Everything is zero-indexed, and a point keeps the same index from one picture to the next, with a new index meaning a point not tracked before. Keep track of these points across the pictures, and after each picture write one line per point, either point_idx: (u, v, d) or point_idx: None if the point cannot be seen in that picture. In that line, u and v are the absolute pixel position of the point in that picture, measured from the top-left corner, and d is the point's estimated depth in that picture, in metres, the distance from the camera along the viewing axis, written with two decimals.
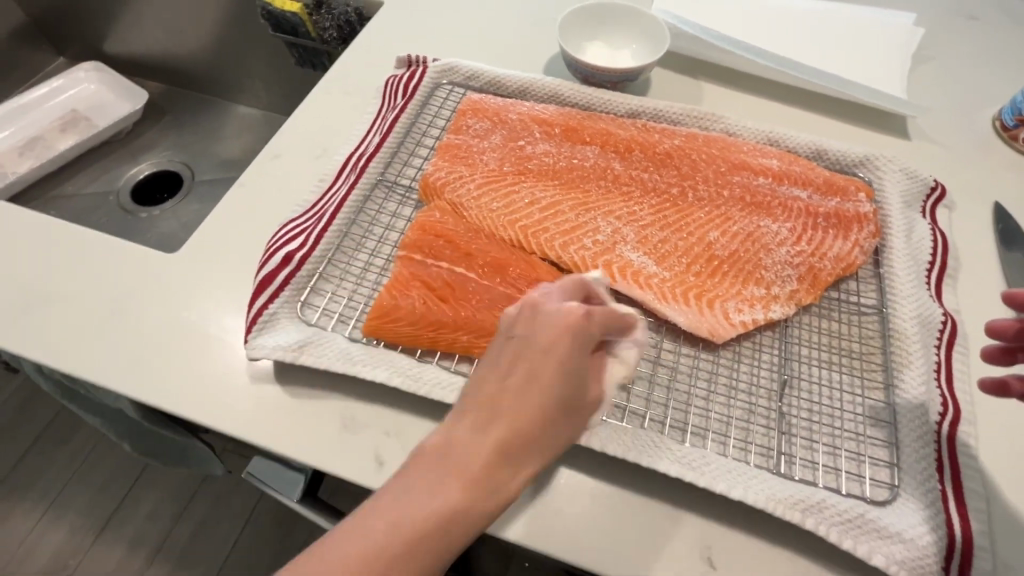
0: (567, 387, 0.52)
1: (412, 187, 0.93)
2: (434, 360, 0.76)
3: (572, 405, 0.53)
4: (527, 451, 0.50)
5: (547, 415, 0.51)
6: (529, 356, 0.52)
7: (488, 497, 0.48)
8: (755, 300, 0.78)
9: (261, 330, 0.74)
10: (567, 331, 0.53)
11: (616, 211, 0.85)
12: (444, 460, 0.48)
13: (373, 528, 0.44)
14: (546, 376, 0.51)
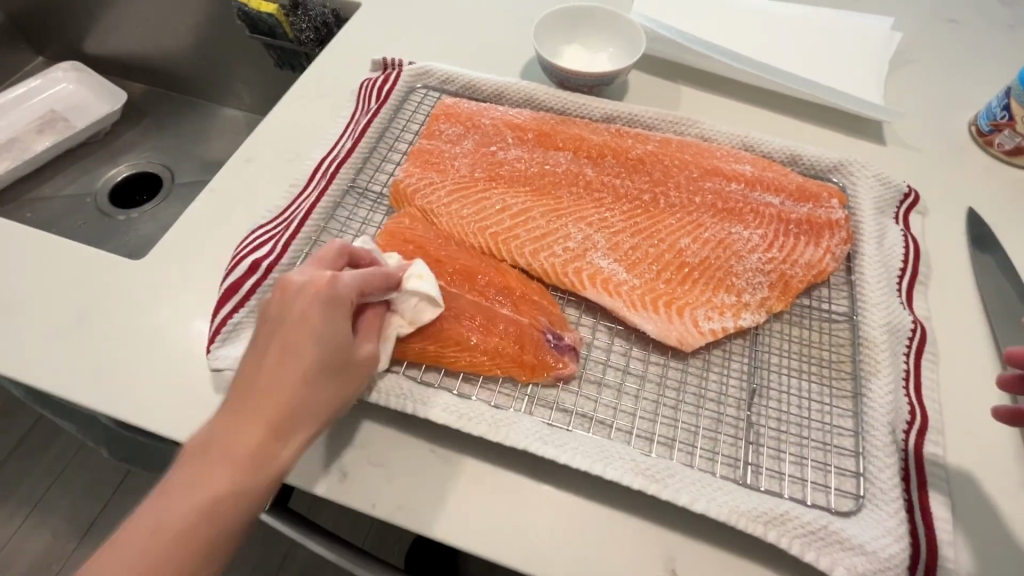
0: (322, 355, 0.58)
1: (383, 193, 0.91)
2: (400, 369, 0.75)
3: (345, 367, 0.61)
4: (305, 421, 0.56)
5: (323, 387, 0.58)
6: (283, 336, 0.57)
7: (258, 474, 0.53)
8: (725, 308, 0.78)
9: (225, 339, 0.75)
10: (319, 304, 0.59)
11: (587, 217, 0.85)
12: (216, 452, 0.52)
13: (167, 517, 0.49)
14: (295, 353, 0.56)
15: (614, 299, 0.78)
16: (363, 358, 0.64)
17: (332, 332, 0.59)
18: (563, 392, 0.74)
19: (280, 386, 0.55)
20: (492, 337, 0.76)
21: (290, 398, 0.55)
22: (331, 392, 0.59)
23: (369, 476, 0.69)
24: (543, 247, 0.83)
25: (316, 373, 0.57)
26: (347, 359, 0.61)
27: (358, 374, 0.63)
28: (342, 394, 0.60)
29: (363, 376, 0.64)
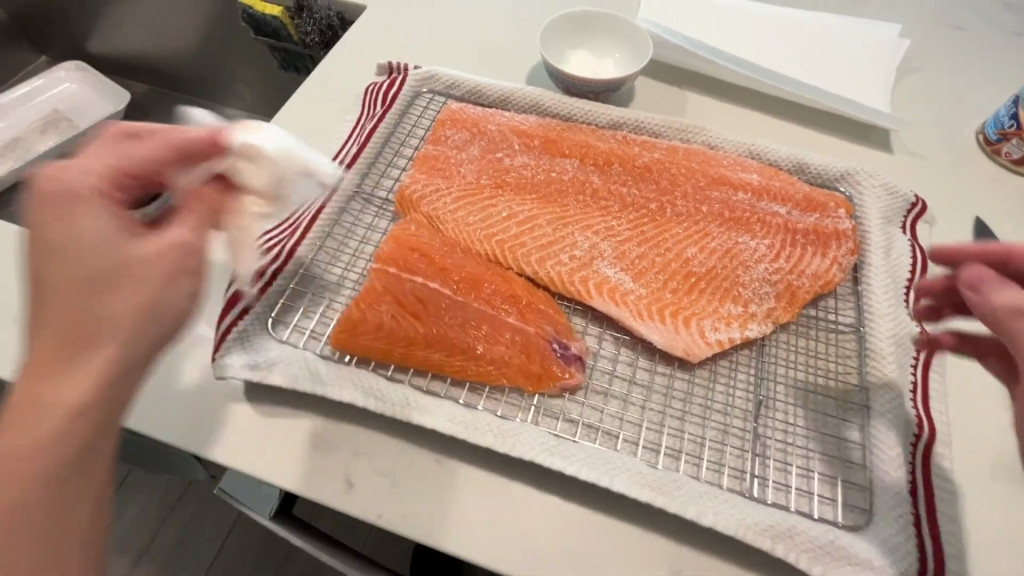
0: (84, 260, 0.45)
1: (389, 199, 0.91)
2: (406, 378, 0.74)
3: (116, 265, 0.46)
4: (93, 344, 0.45)
5: (95, 297, 0.45)
6: (48, 245, 0.45)
7: (44, 415, 0.43)
8: (731, 318, 0.78)
9: (231, 345, 0.72)
10: (66, 202, 0.46)
11: (593, 225, 0.84)
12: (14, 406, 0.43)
13: None
14: (53, 260, 0.45)
15: (621, 308, 0.78)
16: (161, 254, 0.48)
17: (80, 218, 0.46)
18: (570, 402, 0.73)
19: (67, 304, 0.44)
20: (498, 346, 0.76)
21: (70, 324, 0.44)
22: (110, 298, 0.45)
23: (375, 486, 0.69)
24: (549, 255, 0.82)
25: (58, 287, 0.45)
26: (141, 261, 0.47)
27: (171, 276, 0.48)
28: (149, 300, 0.47)
29: (176, 281, 0.49)
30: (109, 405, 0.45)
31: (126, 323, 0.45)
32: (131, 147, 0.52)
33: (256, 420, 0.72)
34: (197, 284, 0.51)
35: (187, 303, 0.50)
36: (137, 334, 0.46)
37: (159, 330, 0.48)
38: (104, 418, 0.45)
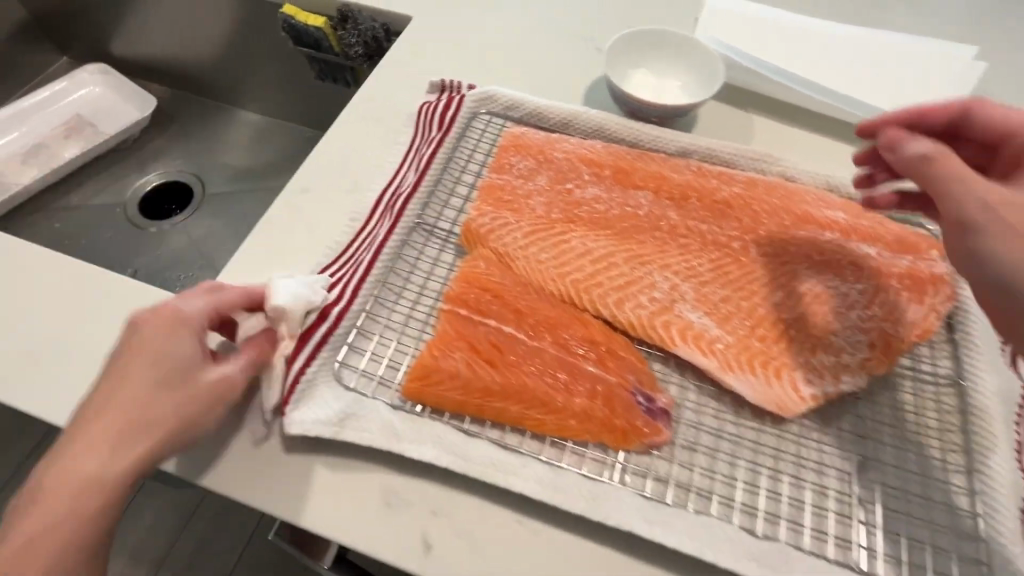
0: (158, 372, 0.58)
1: (453, 231, 0.86)
2: (482, 432, 0.69)
3: (184, 382, 0.60)
4: (135, 442, 0.56)
5: (156, 410, 0.57)
6: (156, 360, 0.58)
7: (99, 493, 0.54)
8: (825, 369, 0.73)
9: (299, 400, 0.69)
10: (167, 330, 0.60)
11: (673, 265, 0.80)
12: (92, 480, 0.54)
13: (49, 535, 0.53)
14: (161, 372, 0.58)
15: (708, 358, 0.73)
16: (217, 382, 0.62)
17: (161, 348, 0.59)
18: (657, 459, 0.69)
19: (139, 404, 0.57)
20: (579, 397, 0.71)
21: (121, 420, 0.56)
22: (165, 409, 0.58)
23: (453, 549, 0.65)
24: (627, 297, 0.78)
25: (144, 388, 0.57)
26: (182, 380, 0.59)
27: (210, 400, 0.61)
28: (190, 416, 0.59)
29: (217, 405, 0.62)
30: (135, 482, 0.57)
31: (166, 430, 0.57)
32: (193, 307, 0.63)
33: (327, 475, 0.68)
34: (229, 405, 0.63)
35: (212, 420, 0.62)
36: (171, 441, 0.58)
37: (187, 439, 0.60)
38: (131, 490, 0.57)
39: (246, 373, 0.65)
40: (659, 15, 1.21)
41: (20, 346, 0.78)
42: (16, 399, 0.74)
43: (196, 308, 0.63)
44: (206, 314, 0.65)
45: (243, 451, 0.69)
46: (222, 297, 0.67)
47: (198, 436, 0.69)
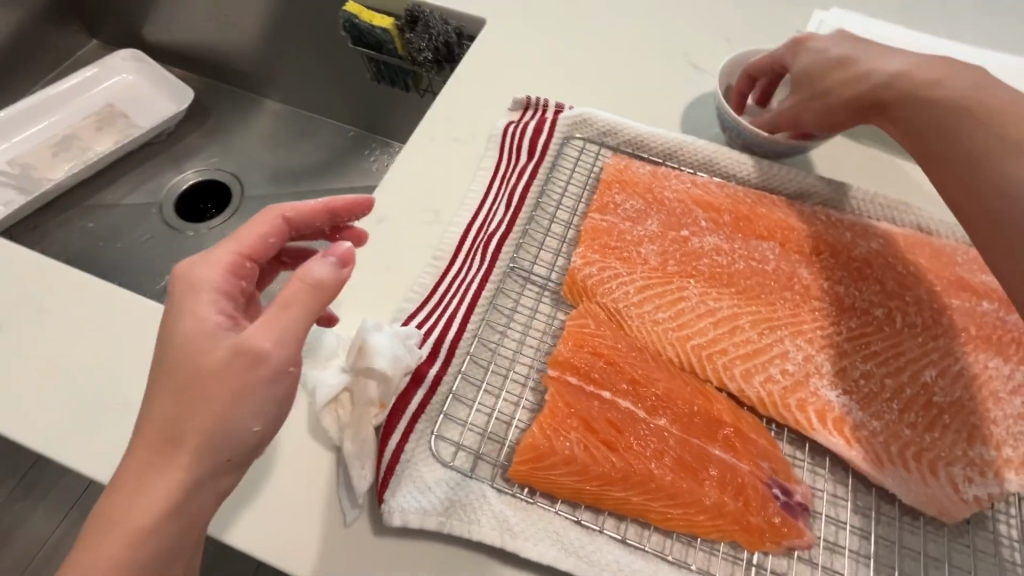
0: (179, 357, 0.53)
1: (552, 279, 0.77)
2: (600, 524, 0.61)
3: (200, 373, 0.52)
4: (167, 458, 0.50)
5: (179, 416, 0.51)
6: (183, 346, 0.53)
7: (146, 497, 0.50)
8: (986, 466, 0.64)
9: (397, 482, 0.60)
10: (183, 300, 0.55)
11: (806, 331, 0.71)
12: (139, 480, 0.50)
13: (103, 544, 0.49)
14: (183, 359, 0.52)
15: (853, 448, 0.65)
16: (236, 362, 0.52)
17: (178, 338, 0.53)
18: (798, 562, 0.61)
19: (168, 399, 0.52)
20: (709, 487, 0.63)
21: (149, 432, 0.51)
22: (188, 411, 0.51)
23: None
24: (755, 368, 0.69)
25: (173, 391, 0.52)
26: (202, 372, 0.52)
27: (235, 397, 0.52)
28: (213, 413, 0.51)
29: (246, 397, 0.53)
30: (184, 509, 0.51)
31: (193, 438, 0.51)
32: (206, 273, 0.56)
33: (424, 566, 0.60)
34: (267, 399, 0.54)
35: (251, 422, 0.53)
36: (206, 451, 0.51)
37: (229, 448, 0.53)
38: (185, 518, 0.52)
39: (274, 337, 0.53)
40: (763, 27, 1.09)
41: (78, 399, 0.70)
42: (75, 459, 0.66)
43: (211, 269, 0.57)
44: (229, 265, 0.58)
45: (331, 535, 0.61)
46: (245, 235, 0.60)
47: (280, 514, 0.62)
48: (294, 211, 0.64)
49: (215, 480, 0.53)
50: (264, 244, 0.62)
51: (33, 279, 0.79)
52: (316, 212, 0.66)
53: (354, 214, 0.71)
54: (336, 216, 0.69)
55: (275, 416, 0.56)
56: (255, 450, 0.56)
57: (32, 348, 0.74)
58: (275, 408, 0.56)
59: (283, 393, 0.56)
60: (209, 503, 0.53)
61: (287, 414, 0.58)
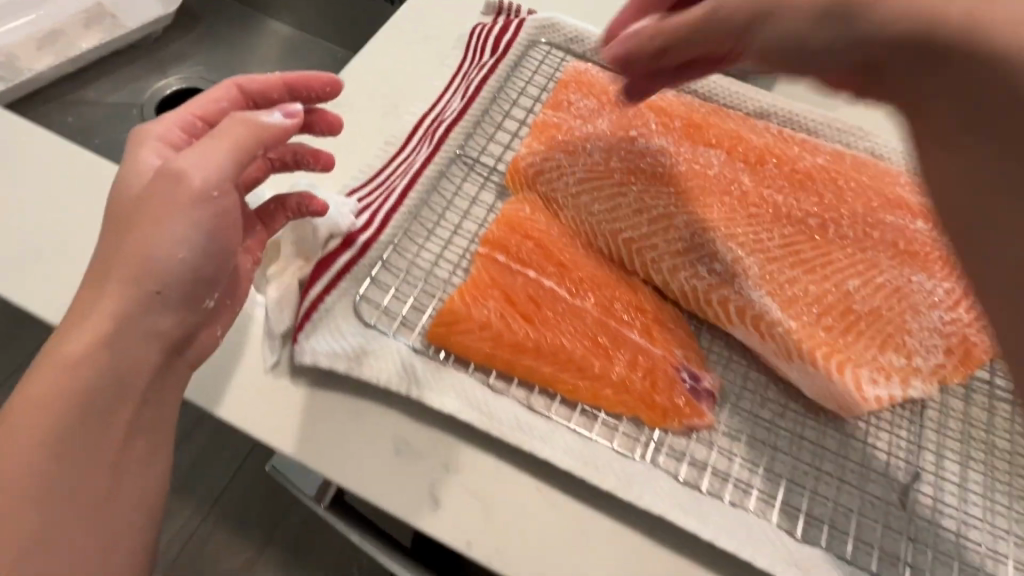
0: (122, 208, 0.54)
1: (497, 169, 0.78)
2: (507, 388, 0.63)
3: (134, 210, 0.52)
4: (101, 291, 0.51)
5: (113, 248, 0.52)
6: (126, 200, 0.55)
7: (83, 332, 0.50)
8: (893, 372, 0.65)
9: (312, 328, 0.63)
10: (131, 161, 0.57)
11: (740, 235, 0.71)
12: (77, 319, 0.51)
13: (43, 379, 0.49)
14: (125, 208, 0.54)
15: (767, 344, 0.65)
16: (160, 187, 0.52)
17: (127, 183, 0.56)
18: (696, 442, 0.63)
19: (107, 244, 0.53)
20: (618, 365, 0.64)
21: (92, 270, 0.53)
22: (121, 248, 0.52)
23: (464, 509, 0.60)
24: (683, 264, 0.70)
25: (114, 228, 0.53)
26: (137, 202, 0.53)
27: (158, 221, 0.51)
28: (142, 243, 0.51)
29: (169, 221, 0.52)
30: (120, 343, 0.51)
31: (120, 264, 0.51)
32: (152, 127, 0.59)
33: (337, 412, 0.63)
34: (191, 224, 0.52)
35: (175, 250, 0.52)
36: (132, 278, 0.51)
37: (155, 278, 0.52)
38: (120, 355, 0.51)
39: (198, 161, 0.52)
40: None
41: (6, 236, 0.71)
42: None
43: (159, 124, 0.60)
44: (180, 122, 0.61)
45: (249, 376, 0.63)
46: (198, 98, 0.63)
47: None
48: (248, 80, 0.65)
49: (149, 316, 0.52)
50: (217, 107, 0.63)
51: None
52: (270, 80, 0.65)
53: (315, 90, 0.67)
54: (296, 90, 0.66)
55: (207, 250, 0.55)
56: (191, 291, 0.55)
57: None
58: (207, 239, 0.54)
59: (212, 224, 0.54)
60: (144, 344, 0.52)
61: (223, 253, 0.56)
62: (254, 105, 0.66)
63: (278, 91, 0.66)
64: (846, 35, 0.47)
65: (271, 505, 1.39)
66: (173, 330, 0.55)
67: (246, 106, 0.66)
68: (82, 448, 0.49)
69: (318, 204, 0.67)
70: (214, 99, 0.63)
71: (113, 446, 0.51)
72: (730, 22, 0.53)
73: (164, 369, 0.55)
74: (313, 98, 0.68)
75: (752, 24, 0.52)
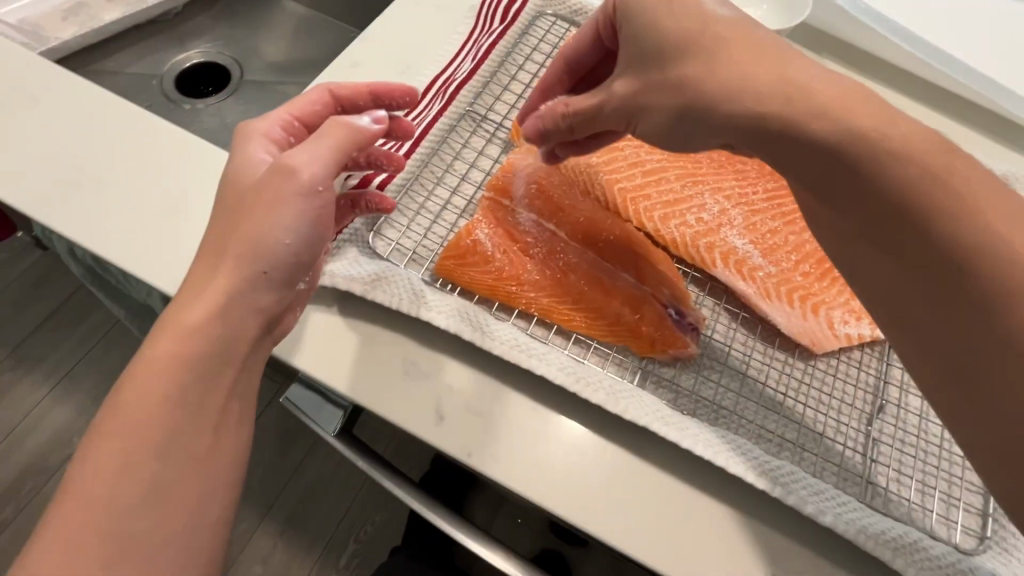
0: (233, 198, 0.59)
1: (503, 126, 0.84)
2: (509, 318, 0.69)
3: (248, 197, 0.57)
4: (217, 267, 0.55)
5: (228, 230, 0.56)
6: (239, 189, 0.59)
7: (199, 304, 0.53)
8: (863, 313, 0.71)
9: (330, 256, 0.69)
10: (238, 155, 0.62)
11: (726, 189, 0.78)
12: (193, 293, 0.54)
13: (159, 346, 0.51)
14: (238, 197, 0.58)
15: (749, 285, 0.71)
16: (273, 178, 0.56)
17: (238, 172, 0.61)
18: (681, 371, 0.68)
19: (220, 229, 0.57)
20: (611, 301, 0.70)
21: (205, 250, 0.57)
22: (235, 231, 0.56)
23: (466, 424, 0.65)
24: (674, 214, 0.76)
25: (227, 215, 0.58)
26: (250, 190, 0.57)
27: (273, 206, 0.56)
28: (256, 227, 0.55)
29: (280, 209, 0.56)
30: (230, 316, 0.54)
31: (234, 245, 0.55)
32: (256, 124, 0.65)
33: (354, 335, 0.69)
34: (299, 213, 0.57)
35: (282, 235, 0.57)
36: (245, 258, 0.55)
37: (265, 259, 0.56)
38: (230, 328, 0.55)
39: (309, 157, 0.57)
40: None
41: (63, 180, 0.80)
42: (58, 222, 0.77)
43: (261, 122, 0.66)
44: (280, 122, 0.67)
45: None
46: (295, 101, 0.68)
47: None
48: (339, 87, 0.70)
49: (256, 292, 0.56)
50: (312, 110, 0.69)
51: (40, 90, 0.87)
52: (359, 88, 0.70)
53: (396, 98, 0.73)
54: (379, 98, 0.72)
55: (309, 238, 0.59)
56: (290, 274, 0.59)
57: (40, 144, 0.83)
58: (309, 228, 0.58)
59: (315, 215, 0.58)
60: (249, 319, 0.56)
61: (320, 244, 0.61)
62: (342, 110, 0.72)
63: (362, 99, 0.71)
64: (707, 122, 0.49)
65: (268, 484, 1.52)
66: (271, 308, 0.59)
67: (335, 110, 0.71)
68: (191, 413, 0.52)
69: (388, 204, 0.70)
70: (308, 101, 0.68)
71: (216, 410, 0.54)
72: (618, 114, 0.55)
73: (259, 344, 0.59)
74: (394, 106, 0.73)
75: (631, 118, 0.54)
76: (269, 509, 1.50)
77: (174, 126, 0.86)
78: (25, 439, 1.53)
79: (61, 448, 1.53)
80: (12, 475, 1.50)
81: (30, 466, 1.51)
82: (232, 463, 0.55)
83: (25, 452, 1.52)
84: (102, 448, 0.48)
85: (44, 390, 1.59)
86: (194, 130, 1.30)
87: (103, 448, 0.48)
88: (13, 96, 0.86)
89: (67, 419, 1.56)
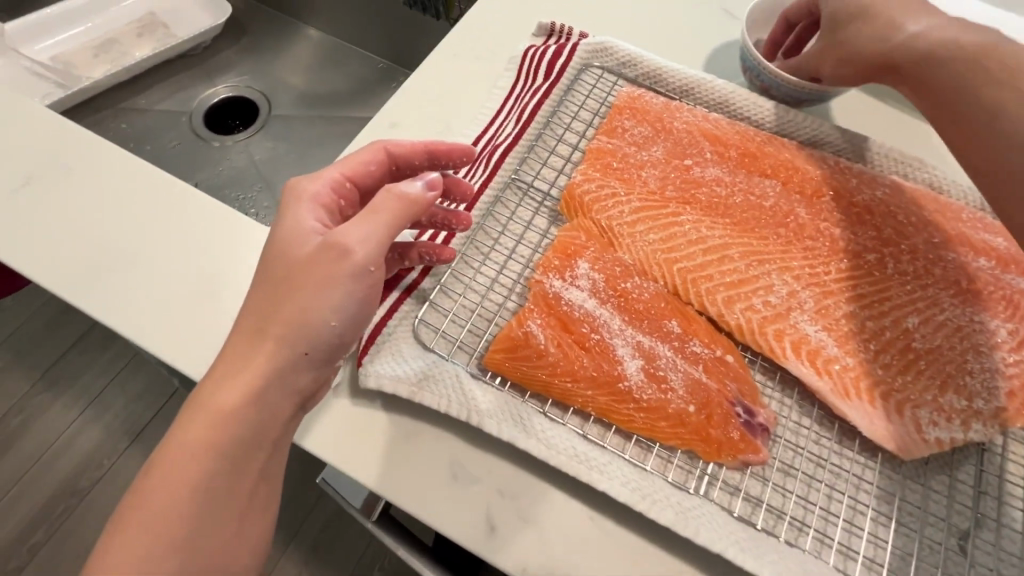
0: (273, 260, 0.56)
1: (551, 195, 0.79)
2: (564, 418, 0.64)
3: (296, 267, 0.55)
4: (258, 345, 0.53)
5: (269, 305, 0.54)
6: (284, 253, 0.56)
7: (232, 384, 0.52)
8: (953, 412, 0.65)
9: (376, 355, 0.65)
10: (278, 210, 0.59)
11: (794, 267, 0.72)
12: (229, 367, 0.53)
13: (193, 425, 0.51)
14: (281, 263, 0.56)
15: (823, 380, 0.65)
16: (325, 255, 0.54)
17: (279, 234, 0.57)
18: (751, 478, 0.63)
19: (264, 295, 0.55)
20: (675, 396, 0.64)
21: (245, 319, 0.55)
22: (278, 304, 0.54)
23: (516, 534, 0.61)
24: (738, 296, 0.70)
25: (267, 283, 0.55)
26: (295, 262, 0.55)
27: (320, 287, 0.54)
28: (303, 308, 0.54)
29: (330, 289, 0.54)
30: (266, 398, 0.53)
31: (278, 325, 0.53)
32: (309, 184, 0.61)
33: (401, 434, 0.65)
34: (347, 294, 0.55)
35: (329, 316, 0.55)
36: (288, 339, 0.54)
37: (308, 340, 0.55)
38: (265, 410, 0.54)
39: (362, 236, 0.55)
40: None
41: (89, 253, 0.76)
42: (81, 297, 0.73)
43: (315, 181, 0.61)
44: (332, 182, 0.63)
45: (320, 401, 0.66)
46: (350, 159, 0.65)
47: None
48: (395, 146, 0.68)
49: (296, 374, 0.55)
50: (365, 170, 0.65)
51: (71, 150, 0.84)
52: (415, 147, 0.68)
53: (453, 158, 0.72)
54: (436, 156, 0.71)
55: (353, 317, 0.57)
56: (332, 352, 0.58)
57: (73, 211, 0.79)
58: (356, 309, 0.57)
59: (364, 295, 0.57)
60: (285, 398, 0.55)
61: (365, 318, 0.60)
62: (395, 168, 0.69)
63: (420, 160, 0.70)
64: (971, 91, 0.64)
65: (290, 512, 1.48)
66: (309, 386, 0.57)
67: (389, 169, 0.69)
68: (218, 503, 0.51)
69: (447, 255, 0.70)
70: (365, 156, 0.65)
71: (245, 493, 0.53)
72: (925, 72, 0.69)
73: (293, 419, 0.58)
74: (448, 165, 0.73)
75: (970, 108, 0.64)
76: (293, 537, 1.47)
77: (204, 194, 0.81)
78: (54, 462, 1.53)
79: (91, 472, 1.53)
80: (41, 500, 1.49)
81: (58, 493, 1.50)
82: (254, 550, 0.55)
83: (54, 477, 1.51)
84: (123, 540, 0.47)
85: (72, 415, 1.58)
86: (224, 170, 1.25)
87: (118, 544, 0.47)
88: (47, 167, 0.82)
89: (95, 445, 1.56)
